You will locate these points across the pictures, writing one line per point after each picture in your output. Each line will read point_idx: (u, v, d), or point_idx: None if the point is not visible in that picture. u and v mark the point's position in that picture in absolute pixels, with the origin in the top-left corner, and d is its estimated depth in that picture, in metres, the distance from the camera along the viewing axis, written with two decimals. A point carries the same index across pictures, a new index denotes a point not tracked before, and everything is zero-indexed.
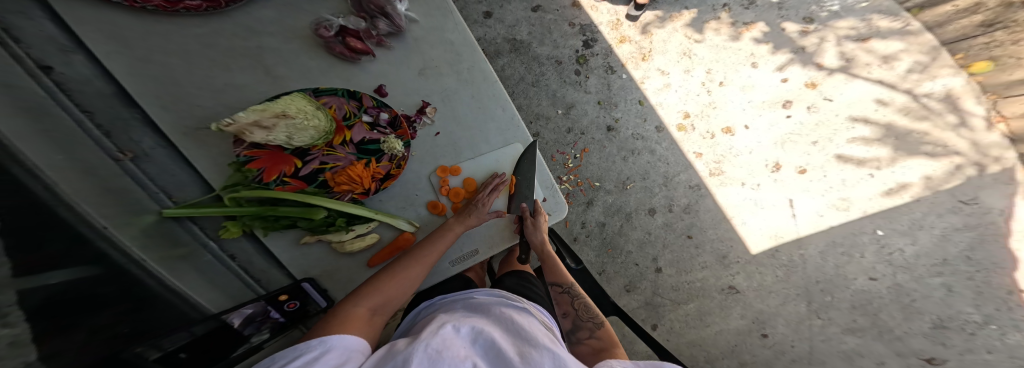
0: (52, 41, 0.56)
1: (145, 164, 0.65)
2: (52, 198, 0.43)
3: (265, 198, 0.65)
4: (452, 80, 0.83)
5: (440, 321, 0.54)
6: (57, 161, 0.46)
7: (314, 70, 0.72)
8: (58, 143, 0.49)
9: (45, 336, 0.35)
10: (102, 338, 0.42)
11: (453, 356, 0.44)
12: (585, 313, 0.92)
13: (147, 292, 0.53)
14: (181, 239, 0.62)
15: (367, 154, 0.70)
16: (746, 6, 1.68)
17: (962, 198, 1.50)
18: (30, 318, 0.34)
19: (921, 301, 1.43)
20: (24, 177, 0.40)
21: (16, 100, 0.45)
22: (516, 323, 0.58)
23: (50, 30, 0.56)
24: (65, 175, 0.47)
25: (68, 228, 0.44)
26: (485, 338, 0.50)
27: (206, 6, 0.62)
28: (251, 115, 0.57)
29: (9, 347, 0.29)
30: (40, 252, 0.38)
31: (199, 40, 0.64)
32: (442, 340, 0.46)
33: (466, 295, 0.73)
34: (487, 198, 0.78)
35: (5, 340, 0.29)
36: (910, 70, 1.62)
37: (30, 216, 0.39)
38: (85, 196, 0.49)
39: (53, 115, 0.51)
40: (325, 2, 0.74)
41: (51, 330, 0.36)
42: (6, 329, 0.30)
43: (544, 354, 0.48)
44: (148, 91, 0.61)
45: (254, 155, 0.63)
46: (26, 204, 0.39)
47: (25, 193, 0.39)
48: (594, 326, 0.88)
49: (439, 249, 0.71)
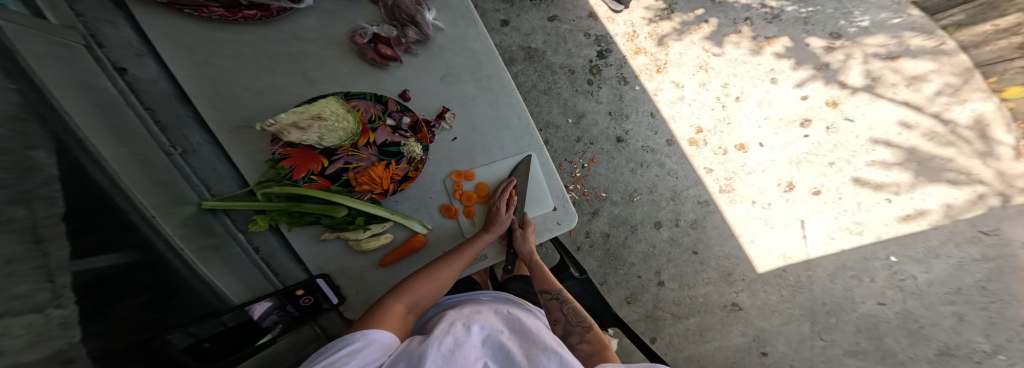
0: (130, 46, 0.63)
1: (192, 159, 0.66)
2: (111, 186, 0.46)
3: (293, 195, 0.67)
4: (471, 87, 0.84)
5: (450, 318, 0.56)
6: (120, 153, 0.50)
7: (345, 74, 0.74)
8: (123, 137, 0.53)
9: (91, 316, 0.36)
10: (136, 327, 0.42)
11: (465, 357, 0.46)
12: (575, 317, 0.84)
13: (180, 281, 0.51)
14: (215, 230, 0.62)
15: (388, 156, 0.73)
16: (770, 20, 1.64)
17: (983, 228, 1.46)
18: (80, 299, 0.35)
19: (929, 328, 1.41)
20: (89, 165, 0.43)
21: (90, 98, 0.50)
22: (523, 323, 0.59)
23: (130, 37, 0.63)
24: (126, 164, 0.50)
25: (120, 215, 0.46)
26: (495, 340, 0.53)
27: (260, 16, 0.66)
28: (291, 117, 0.62)
29: (59, 327, 0.32)
30: (96, 235, 0.41)
31: (252, 46, 0.67)
32: (455, 339, 0.49)
33: (474, 296, 0.75)
34: (505, 201, 0.81)
35: (55, 321, 0.31)
36: (938, 92, 1.57)
37: (95, 202, 0.42)
38: (140, 186, 0.51)
39: (122, 112, 0.56)
40: (361, 10, 0.76)
41: (99, 311, 0.37)
42: (60, 310, 0.33)
43: (551, 357, 0.50)
44: (203, 93, 0.63)
45: (288, 153, 0.65)
46: (93, 192, 0.43)
47: (88, 180, 0.42)
48: (583, 330, 0.81)
49: (471, 255, 0.75)
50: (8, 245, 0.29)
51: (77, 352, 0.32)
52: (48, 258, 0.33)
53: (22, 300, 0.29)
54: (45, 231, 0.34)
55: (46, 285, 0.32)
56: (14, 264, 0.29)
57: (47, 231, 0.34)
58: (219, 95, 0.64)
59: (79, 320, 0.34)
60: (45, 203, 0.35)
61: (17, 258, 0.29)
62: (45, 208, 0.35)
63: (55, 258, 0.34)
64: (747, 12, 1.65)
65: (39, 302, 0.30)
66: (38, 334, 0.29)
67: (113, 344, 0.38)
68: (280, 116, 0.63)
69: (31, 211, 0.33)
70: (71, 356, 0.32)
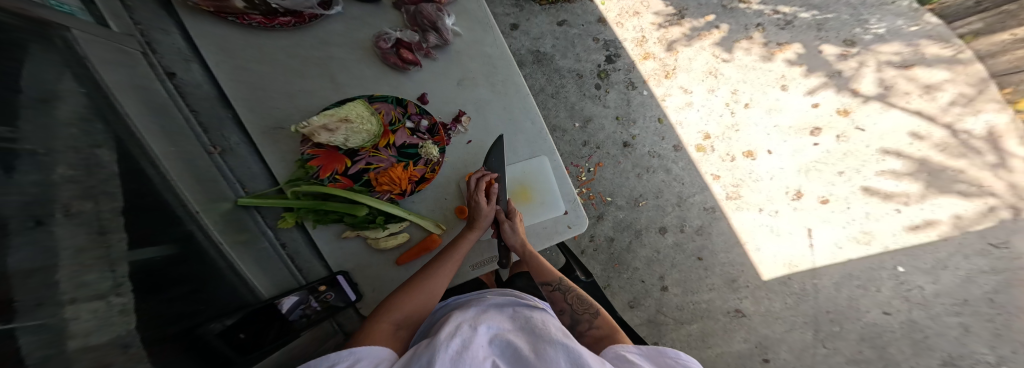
0: (180, 52, 0.66)
1: (230, 159, 0.67)
2: (162, 183, 0.49)
3: (318, 194, 0.69)
4: (486, 91, 0.86)
5: (457, 320, 0.53)
6: (171, 152, 0.53)
7: (369, 78, 0.77)
8: (171, 137, 0.55)
9: (144, 304, 0.39)
10: (180, 316, 0.44)
11: (474, 357, 0.43)
12: (581, 305, 0.79)
13: (217, 273, 0.54)
14: (247, 226, 0.63)
15: (406, 157, 0.75)
16: (783, 26, 1.64)
17: (992, 241, 1.46)
18: (136, 289, 0.38)
19: (934, 338, 1.41)
20: (144, 164, 0.47)
21: (146, 103, 0.53)
22: (530, 321, 0.56)
23: (180, 44, 0.67)
24: (174, 162, 0.53)
25: (169, 210, 0.48)
26: (504, 338, 0.49)
27: (294, 22, 0.71)
28: (322, 119, 0.65)
29: (119, 313, 0.35)
30: (149, 229, 0.44)
31: (286, 52, 0.71)
32: (464, 340, 0.46)
33: (479, 296, 0.74)
34: (484, 198, 0.74)
35: (116, 308, 0.35)
36: (953, 102, 1.56)
37: (147, 197, 0.45)
38: (187, 184, 0.54)
39: (171, 114, 0.59)
40: (385, 15, 0.80)
41: (152, 300, 0.40)
42: (120, 298, 0.36)
43: (557, 347, 0.46)
44: (241, 96, 0.67)
45: (315, 153, 0.68)
46: (145, 189, 0.46)
47: (143, 178, 0.46)
48: (591, 317, 0.77)
49: (456, 262, 0.71)
50: (77, 235, 0.34)
51: (133, 338, 0.36)
52: (109, 248, 0.37)
53: (88, 287, 0.33)
54: (109, 224, 0.38)
55: (107, 274, 0.36)
56: (84, 252, 0.34)
57: (109, 223, 0.38)
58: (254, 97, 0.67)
59: (134, 308, 0.37)
60: (108, 197, 0.39)
61: (86, 247, 0.34)
62: (109, 202, 0.39)
63: (116, 248, 0.38)
64: (758, 18, 1.66)
65: (103, 289, 0.34)
66: (102, 319, 0.33)
67: (161, 331, 0.40)
68: (313, 118, 0.66)
69: (97, 204, 0.37)
70: (128, 341, 0.35)
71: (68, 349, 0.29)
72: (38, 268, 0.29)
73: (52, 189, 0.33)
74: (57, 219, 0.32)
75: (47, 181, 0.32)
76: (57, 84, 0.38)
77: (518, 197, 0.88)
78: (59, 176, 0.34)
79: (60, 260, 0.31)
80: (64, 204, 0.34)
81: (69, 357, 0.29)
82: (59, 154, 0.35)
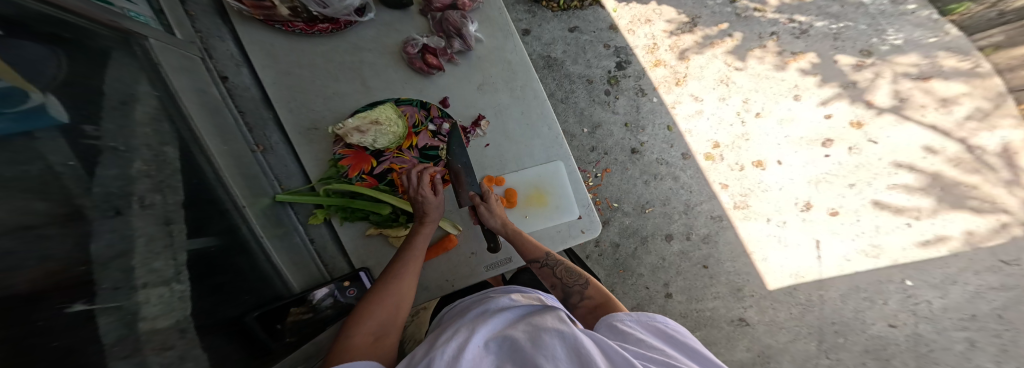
0: (232, 57, 0.71)
1: (269, 156, 0.71)
2: (213, 178, 0.52)
3: (346, 192, 0.71)
4: (505, 96, 0.89)
5: (453, 327, 0.53)
6: (222, 150, 0.56)
7: (396, 82, 0.82)
8: (222, 135, 0.58)
9: (197, 291, 0.41)
10: (224, 305, 0.47)
11: (470, 360, 0.42)
12: (570, 277, 0.69)
13: (254, 263, 0.56)
14: (282, 221, 0.66)
15: (428, 159, 0.78)
16: (798, 35, 1.64)
17: (1004, 258, 1.45)
18: (192, 276, 0.41)
19: (939, 352, 1.41)
20: (200, 160, 0.50)
21: (203, 102, 0.56)
22: (527, 314, 0.54)
23: (232, 49, 0.72)
24: (226, 160, 0.56)
25: (217, 203, 0.51)
26: (501, 336, 0.48)
27: (331, 29, 0.76)
28: (355, 120, 0.69)
29: (179, 300, 0.37)
30: (203, 221, 0.46)
31: (322, 56, 0.76)
32: (457, 347, 0.45)
33: (483, 294, 0.70)
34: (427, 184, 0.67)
35: (176, 294, 0.37)
36: (968, 117, 1.54)
37: (204, 192, 0.48)
38: (235, 180, 0.57)
39: (223, 114, 0.62)
40: (412, 22, 0.86)
41: (202, 286, 0.43)
42: (180, 285, 0.38)
43: (552, 334, 0.45)
44: (282, 97, 0.72)
45: (346, 153, 0.71)
46: (203, 184, 0.49)
47: (197, 171, 0.49)
48: (582, 288, 0.67)
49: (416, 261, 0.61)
50: (149, 224, 0.36)
51: (188, 324, 0.38)
52: (172, 238, 0.39)
53: (156, 273, 0.35)
54: (174, 215, 0.41)
55: (171, 262, 0.38)
56: (153, 241, 0.36)
57: (174, 214, 0.41)
58: (293, 99, 0.72)
59: (192, 296, 0.40)
60: (172, 190, 0.42)
61: (155, 236, 0.37)
62: (173, 195, 0.42)
63: (176, 238, 0.40)
64: (773, 27, 1.66)
65: (167, 276, 0.36)
66: (166, 304, 0.35)
67: (207, 318, 0.42)
68: (347, 120, 0.70)
69: (164, 197, 0.40)
70: (186, 327, 0.37)
71: (140, 330, 0.31)
72: (116, 256, 0.31)
73: (130, 183, 0.36)
74: (134, 210, 0.35)
75: (126, 175, 0.36)
76: (135, 88, 0.42)
77: (535, 201, 0.89)
78: (137, 171, 0.37)
79: (136, 247, 0.34)
80: (140, 197, 0.36)
81: (141, 338, 0.31)
82: (136, 151, 0.38)
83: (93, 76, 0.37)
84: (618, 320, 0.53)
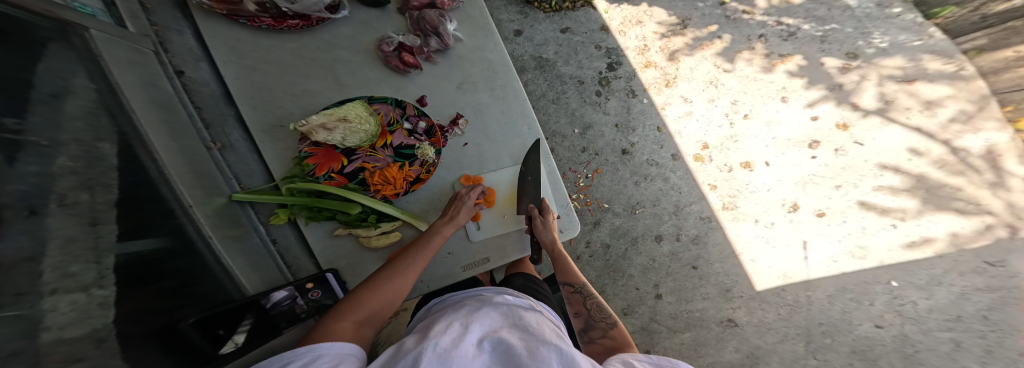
0: (191, 52, 0.71)
1: (228, 154, 0.70)
2: (159, 176, 0.50)
3: (313, 191, 0.71)
4: (485, 96, 0.89)
5: (449, 318, 0.49)
6: (170, 147, 0.55)
7: (372, 80, 0.82)
8: (172, 132, 0.57)
9: (125, 294, 0.39)
10: (156, 311, 0.43)
11: (463, 358, 0.39)
12: (598, 312, 0.77)
13: (202, 268, 0.54)
14: (240, 221, 0.65)
15: (403, 158, 0.77)
16: (786, 37, 1.65)
17: (988, 259, 1.46)
18: (118, 281, 0.38)
19: (925, 353, 1.41)
20: (143, 156, 0.49)
21: (153, 98, 0.56)
22: (522, 319, 0.51)
23: (191, 44, 0.72)
24: (174, 159, 0.55)
25: (163, 204, 0.50)
26: (495, 336, 0.44)
27: (302, 25, 0.75)
28: (321, 118, 0.67)
29: (98, 307, 0.34)
30: (140, 221, 0.44)
31: (293, 53, 0.75)
32: (453, 338, 0.42)
33: (473, 292, 0.65)
34: (474, 196, 0.77)
35: (96, 301, 0.34)
36: (952, 119, 1.56)
37: (142, 192, 0.47)
38: (184, 179, 0.55)
39: (176, 110, 0.61)
40: (391, 21, 0.86)
41: (130, 290, 0.40)
42: (102, 290, 0.35)
43: (551, 349, 0.42)
44: (246, 94, 0.71)
45: (313, 151, 0.70)
46: (143, 182, 0.47)
47: (139, 168, 0.48)
48: (607, 327, 0.74)
49: (430, 253, 0.68)
50: (69, 226, 0.34)
51: (109, 332, 0.34)
52: (98, 239, 0.37)
53: (72, 278, 0.32)
54: (102, 215, 0.39)
55: (92, 265, 0.35)
56: (72, 243, 0.34)
57: (103, 215, 0.39)
58: (258, 96, 0.71)
59: (117, 300, 0.37)
60: (104, 189, 0.41)
61: (75, 238, 0.34)
62: (103, 193, 0.40)
63: (105, 240, 0.38)
64: (762, 29, 1.67)
65: (85, 281, 0.34)
66: (80, 312, 0.32)
67: (136, 324, 0.39)
68: (311, 117, 0.68)
69: (91, 195, 0.38)
70: (104, 336, 0.34)
71: (41, 341, 0.27)
72: (25, 258, 0.28)
73: (51, 180, 0.34)
74: (52, 210, 0.32)
75: (47, 172, 0.34)
76: (71, 81, 0.41)
77: (511, 201, 0.88)
78: (59, 167, 0.35)
79: (48, 249, 0.31)
80: (60, 195, 0.34)
81: (41, 350, 0.26)
82: (61, 146, 0.37)
83: (26, 68, 0.35)
84: (634, 358, 0.52)
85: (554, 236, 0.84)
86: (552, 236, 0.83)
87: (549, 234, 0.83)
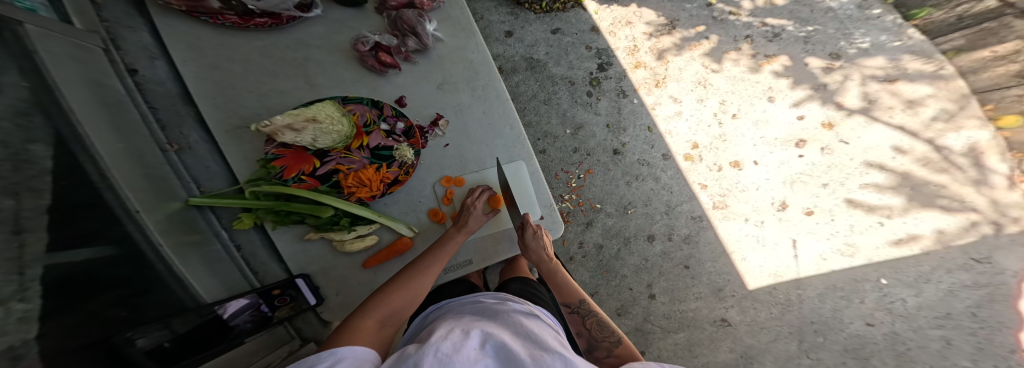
0: (146, 50, 0.73)
1: (186, 155, 0.72)
2: (98, 178, 0.50)
3: (282, 194, 0.69)
4: (467, 96, 0.87)
5: (449, 325, 0.46)
6: (117, 148, 0.55)
7: (347, 80, 0.80)
8: (121, 134, 0.58)
9: (60, 303, 0.38)
10: (95, 324, 0.42)
11: (465, 362, 0.35)
12: (600, 331, 0.70)
13: (152, 276, 0.53)
14: (198, 225, 0.66)
15: (380, 159, 0.74)
16: (771, 38, 1.67)
17: (974, 256, 1.47)
18: (51, 288, 0.37)
19: (916, 350, 1.41)
20: (81, 158, 0.48)
21: (103, 98, 0.58)
22: (524, 327, 0.48)
23: (146, 41, 0.73)
24: (120, 161, 0.55)
25: (105, 209, 0.49)
26: (496, 339, 0.41)
27: (270, 23, 0.74)
28: (287, 118, 0.64)
29: (17, 322, 0.31)
30: (77, 230, 0.44)
31: (260, 52, 0.75)
32: (454, 344, 0.38)
33: (472, 299, 0.63)
34: (482, 205, 0.77)
35: (16, 316, 0.31)
36: (934, 118, 1.58)
37: (76, 196, 0.45)
38: (129, 182, 0.55)
39: (125, 111, 0.63)
40: (367, 20, 0.85)
41: (64, 301, 0.39)
42: (22, 304, 0.33)
43: (556, 357, 0.38)
44: (206, 93, 0.70)
45: (281, 153, 0.68)
46: (78, 186, 0.46)
47: (74, 171, 0.46)
48: (611, 346, 0.67)
49: (444, 259, 0.68)
50: None
51: (28, 349, 0.31)
52: (22, 250, 0.35)
53: None
54: (26, 223, 0.37)
55: (15, 277, 0.33)
56: None
57: (27, 223, 0.37)
58: (220, 95, 0.70)
59: (48, 308, 0.36)
60: (32, 194, 0.38)
61: None
62: (31, 199, 0.38)
63: (29, 250, 0.36)
64: (747, 30, 1.68)
65: (4, 294, 0.31)
66: None
67: (69, 337, 0.37)
68: (277, 118, 0.66)
69: (18, 201, 0.36)
70: (21, 353, 0.30)
71: None
72: None
73: None
74: None
75: None
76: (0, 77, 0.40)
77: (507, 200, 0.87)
78: None
79: None
80: None
81: None
82: None
83: None
84: None
85: (542, 253, 0.82)
86: (548, 250, 0.81)
87: (536, 252, 0.81)
